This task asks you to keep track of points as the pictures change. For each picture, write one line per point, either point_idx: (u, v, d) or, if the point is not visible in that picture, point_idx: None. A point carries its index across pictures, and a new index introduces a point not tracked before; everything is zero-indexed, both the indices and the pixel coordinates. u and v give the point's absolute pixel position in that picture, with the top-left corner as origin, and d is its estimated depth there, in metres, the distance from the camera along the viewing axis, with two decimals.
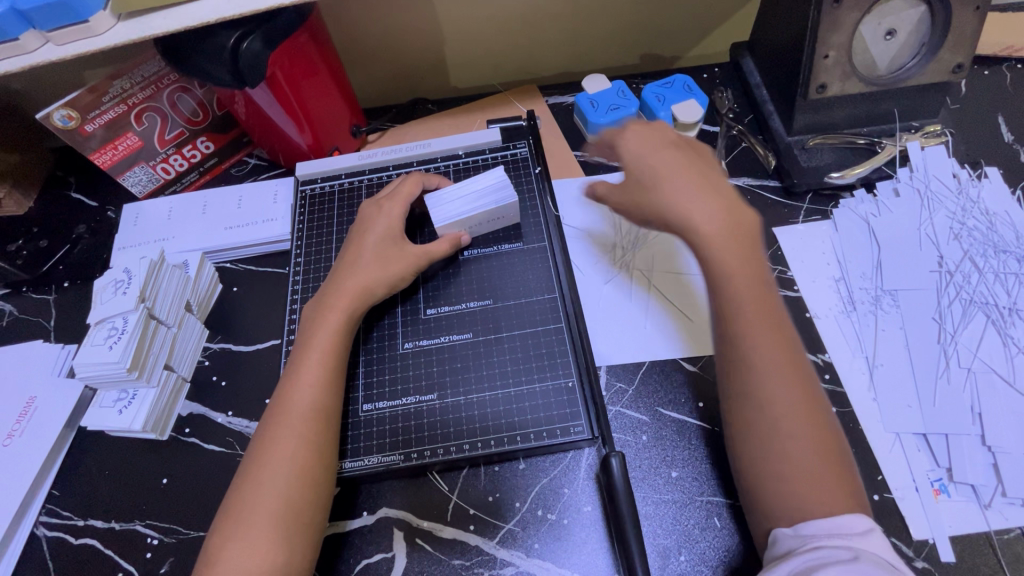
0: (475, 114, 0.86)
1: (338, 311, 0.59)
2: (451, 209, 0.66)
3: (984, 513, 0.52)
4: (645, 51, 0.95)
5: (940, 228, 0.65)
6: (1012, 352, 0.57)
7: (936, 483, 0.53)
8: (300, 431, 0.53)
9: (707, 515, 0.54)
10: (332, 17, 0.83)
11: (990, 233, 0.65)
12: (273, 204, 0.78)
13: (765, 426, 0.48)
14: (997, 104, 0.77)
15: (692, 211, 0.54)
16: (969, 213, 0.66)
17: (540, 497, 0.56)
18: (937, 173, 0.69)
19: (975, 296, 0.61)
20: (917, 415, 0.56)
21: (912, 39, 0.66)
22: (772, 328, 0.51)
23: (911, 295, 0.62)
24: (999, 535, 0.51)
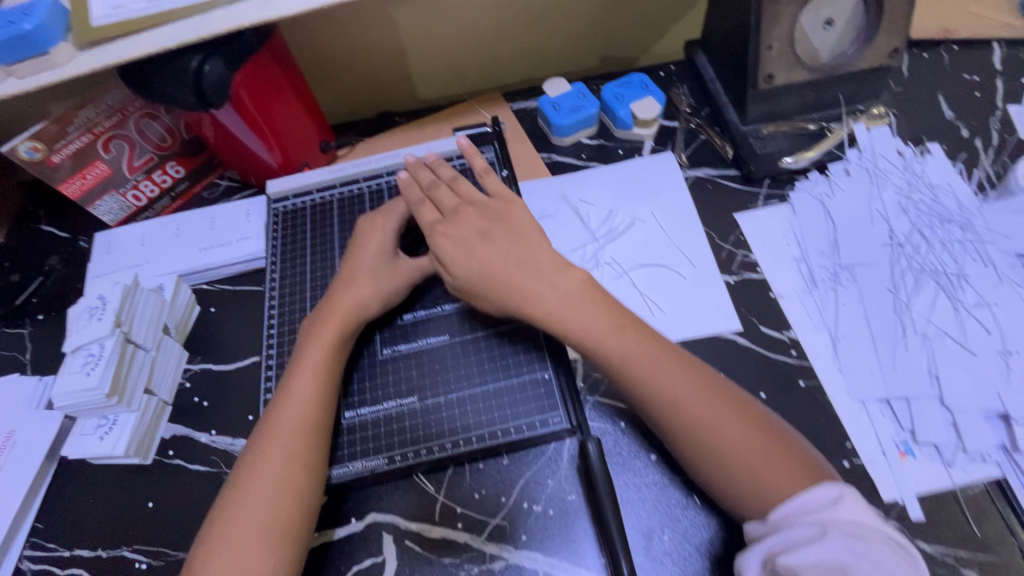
0: (442, 123, 0.88)
1: (331, 325, 0.60)
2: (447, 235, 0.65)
3: (948, 471, 0.54)
4: (604, 54, 0.98)
5: (889, 204, 0.68)
6: (963, 315, 0.60)
7: (902, 446, 0.56)
8: (288, 443, 0.53)
9: (687, 495, 0.55)
10: (295, 38, 0.85)
11: (936, 204, 0.68)
12: (246, 222, 0.78)
13: (711, 456, 0.50)
14: (936, 85, 0.81)
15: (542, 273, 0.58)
16: (915, 187, 0.69)
17: (525, 490, 0.57)
18: (883, 152, 0.72)
19: (926, 265, 0.63)
20: (878, 380, 0.58)
21: (850, 28, 0.70)
22: (679, 367, 0.54)
23: (866, 268, 0.65)
24: (963, 490, 0.53)
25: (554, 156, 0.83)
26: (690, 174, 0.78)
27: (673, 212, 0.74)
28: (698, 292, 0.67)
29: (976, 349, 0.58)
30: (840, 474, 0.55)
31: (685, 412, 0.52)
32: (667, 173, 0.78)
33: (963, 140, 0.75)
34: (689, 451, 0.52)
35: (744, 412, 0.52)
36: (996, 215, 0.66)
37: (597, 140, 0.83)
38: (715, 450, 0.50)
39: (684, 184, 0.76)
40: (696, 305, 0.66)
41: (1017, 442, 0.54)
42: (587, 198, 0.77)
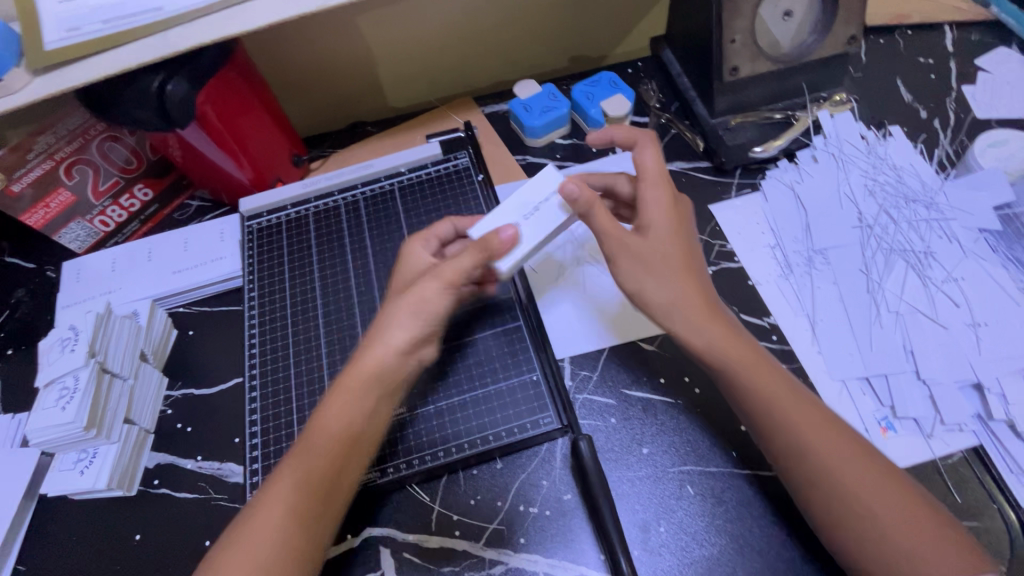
0: (414, 130, 0.87)
1: (361, 386, 0.53)
2: (515, 261, 0.57)
3: (929, 443, 0.56)
4: (572, 53, 1.00)
5: (856, 186, 0.70)
6: (932, 290, 0.62)
7: (883, 422, 0.57)
8: (296, 515, 0.48)
9: (678, 485, 0.56)
10: (258, 51, 0.83)
11: (900, 185, 0.70)
12: (220, 242, 0.77)
13: (847, 523, 0.47)
14: (894, 69, 0.84)
15: (649, 282, 0.56)
16: (879, 169, 0.71)
17: (521, 493, 0.57)
18: (847, 137, 0.74)
19: (894, 245, 0.65)
20: (856, 359, 0.60)
21: (808, 19, 0.72)
22: (834, 424, 0.50)
23: (839, 251, 0.66)
24: (943, 460, 0.55)
25: (528, 157, 0.83)
26: None
27: None
28: None
29: (947, 322, 0.60)
30: None
31: (840, 476, 0.48)
32: None
33: (922, 122, 0.78)
34: (825, 511, 0.48)
35: (903, 482, 0.48)
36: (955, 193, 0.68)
37: (570, 139, 0.84)
38: (870, 522, 0.46)
39: None
40: None
41: (992, 411, 0.56)
42: None
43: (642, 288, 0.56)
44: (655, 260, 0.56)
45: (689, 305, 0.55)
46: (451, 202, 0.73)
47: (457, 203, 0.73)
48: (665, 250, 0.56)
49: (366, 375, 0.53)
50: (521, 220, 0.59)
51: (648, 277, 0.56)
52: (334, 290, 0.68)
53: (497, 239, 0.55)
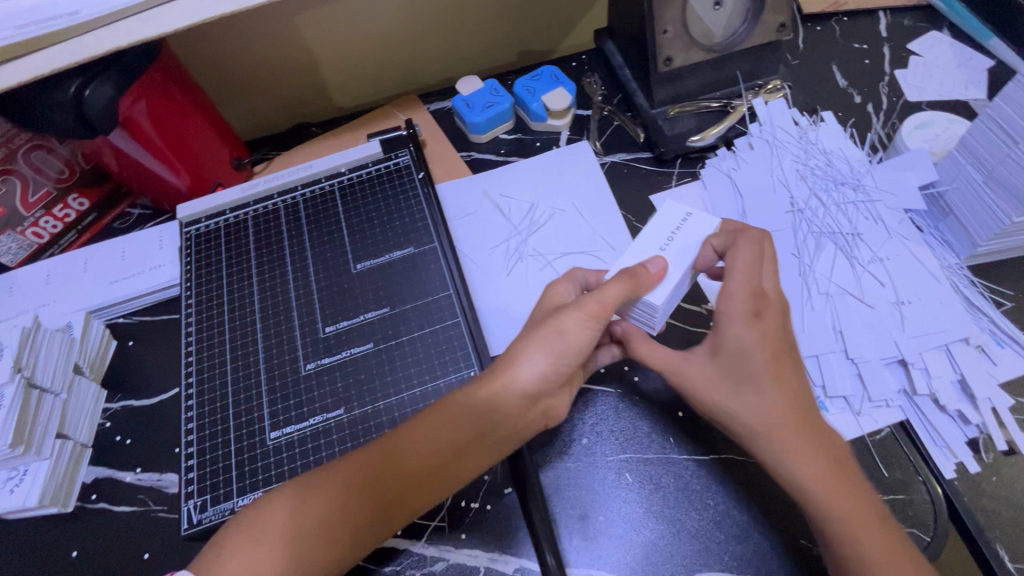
0: (358, 130, 0.86)
1: (451, 436, 0.51)
2: (659, 295, 0.54)
3: (857, 420, 0.57)
4: (518, 48, 1.00)
5: (789, 172, 0.72)
6: (861, 271, 0.63)
7: (815, 402, 0.58)
8: (340, 528, 0.49)
9: (617, 474, 0.57)
10: (192, 54, 0.82)
11: (831, 169, 0.71)
12: (159, 250, 0.76)
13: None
14: (831, 55, 0.85)
15: (744, 413, 0.49)
16: (810, 154, 0.73)
17: (463, 489, 0.57)
18: (781, 124, 0.75)
19: (824, 228, 0.67)
20: (788, 342, 0.61)
21: (738, 7, 0.72)
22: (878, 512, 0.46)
23: (773, 236, 0.67)
24: (871, 436, 0.56)
25: (473, 154, 0.83)
26: (606, 160, 0.79)
27: (592, 200, 0.76)
28: None
29: (873, 302, 0.61)
30: None
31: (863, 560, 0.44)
32: (584, 161, 0.79)
33: (856, 107, 0.79)
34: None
35: None
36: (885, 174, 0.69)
37: (515, 135, 0.84)
38: None
39: (601, 171, 0.78)
40: None
41: (915, 386, 0.57)
42: (508, 194, 0.78)
43: (728, 390, 0.50)
44: (755, 365, 0.50)
45: (790, 427, 0.48)
46: (391, 200, 0.73)
47: (397, 202, 0.72)
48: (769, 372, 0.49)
49: (452, 419, 0.51)
50: (663, 250, 0.57)
51: (749, 384, 0.50)
52: (272, 294, 0.67)
53: (646, 271, 0.54)
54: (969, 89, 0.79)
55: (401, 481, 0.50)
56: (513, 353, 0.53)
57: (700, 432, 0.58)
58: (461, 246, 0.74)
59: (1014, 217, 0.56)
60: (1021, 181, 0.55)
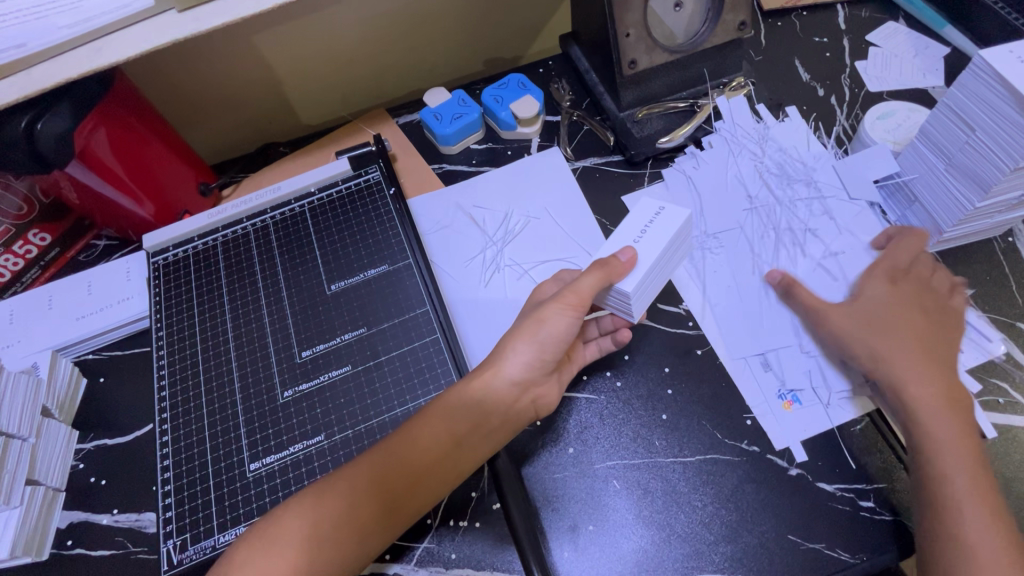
0: (327, 147, 0.85)
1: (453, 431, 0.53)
2: (635, 280, 0.55)
3: (827, 412, 0.57)
4: (485, 57, 0.99)
5: (747, 169, 0.73)
6: (811, 266, 0.65)
7: (787, 396, 0.59)
8: (355, 521, 0.49)
9: (605, 481, 0.57)
10: (149, 81, 0.80)
11: (791, 165, 0.73)
12: (126, 281, 0.74)
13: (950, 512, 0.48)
14: (793, 50, 0.86)
15: (878, 353, 0.56)
16: (766, 151, 0.74)
17: (451, 508, 0.57)
18: (741, 121, 0.76)
19: (778, 224, 0.69)
20: (752, 338, 0.62)
21: (698, 7, 0.73)
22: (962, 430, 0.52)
23: (730, 233, 0.69)
24: (842, 427, 0.57)
25: (444, 166, 0.83)
26: (577, 165, 0.79)
27: (565, 206, 0.75)
28: None
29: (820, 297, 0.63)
30: (743, 432, 0.58)
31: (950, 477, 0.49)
32: (555, 167, 0.79)
33: (819, 100, 0.81)
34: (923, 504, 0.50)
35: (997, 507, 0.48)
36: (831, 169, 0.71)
37: (486, 144, 0.84)
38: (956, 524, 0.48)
39: (572, 177, 0.78)
40: None
41: None
42: (480, 204, 0.77)
43: (862, 339, 0.57)
44: (890, 311, 0.58)
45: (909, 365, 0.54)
46: (362, 218, 0.72)
47: (368, 219, 0.72)
48: (896, 315, 0.57)
49: (454, 419, 0.54)
50: (638, 239, 0.59)
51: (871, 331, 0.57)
52: (246, 320, 0.66)
53: (618, 259, 0.55)
54: (926, 77, 0.81)
55: (407, 479, 0.51)
56: (502, 346, 0.57)
57: (684, 433, 0.58)
58: (437, 259, 0.73)
59: (977, 203, 0.57)
60: (981, 168, 0.56)
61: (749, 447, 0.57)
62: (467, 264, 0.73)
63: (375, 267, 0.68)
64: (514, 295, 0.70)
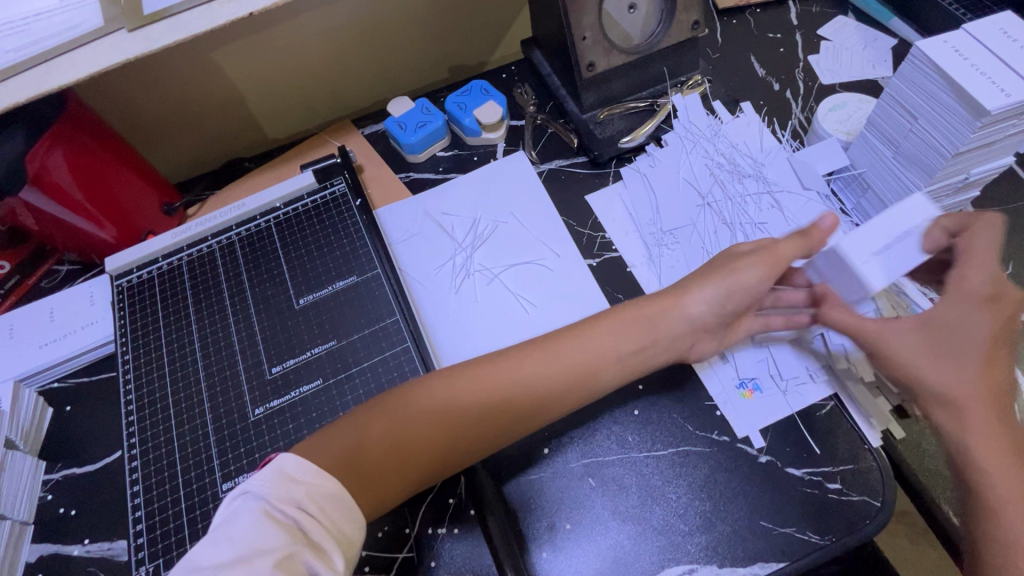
0: (292, 161, 0.85)
1: (525, 394, 0.56)
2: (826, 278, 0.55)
3: (787, 398, 0.59)
4: (449, 64, 1.00)
5: (700, 168, 0.74)
6: None
7: (749, 385, 0.60)
8: (413, 432, 0.53)
9: (580, 478, 0.57)
10: (104, 104, 0.79)
11: (746, 159, 0.74)
12: (90, 306, 0.72)
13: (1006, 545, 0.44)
14: (748, 46, 0.89)
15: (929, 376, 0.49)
16: (718, 150, 0.75)
17: (429, 516, 0.57)
18: (694, 119, 0.77)
19: (733, 218, 0.70)
20: None
21: (652, 8, 0.75)
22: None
23: (686, 229, 0.70)
24: (802, 412, 0.58)
25: (412, 174, 0.83)
26: (543, 168, 0.80)
27: (531, 209, 0.76)
28: (567, 281, 0.70)
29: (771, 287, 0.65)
30: (713, 422, 0.59)
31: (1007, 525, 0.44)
32: (521, 171, 0.79)
33: (775, 94, 0.83)
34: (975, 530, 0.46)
35: None
36: (783, 162, 0.73)
37: (452, 151, 0.84)
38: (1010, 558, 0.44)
39: (539, 180, 0.78)
40: (561, 293, 0.70)
41: None
42: (448, 211, 0.78)
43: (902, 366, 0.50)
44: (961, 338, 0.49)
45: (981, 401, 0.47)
46: (328, 229, 0.71)
47: (334, 231, 0.71)
48: (970, 340, 0.49)
49: (522, 388, 0.56)
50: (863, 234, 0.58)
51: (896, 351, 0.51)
52: (213, 339, 0.65)
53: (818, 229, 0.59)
54: (877, 68, 0.84)
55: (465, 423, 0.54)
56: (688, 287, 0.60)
57: (656, 427, 0.59)
58: (407, 268, 0.74)
59: (925, 187, 0.59)
60: (925, 155, 0.58)
61: (720, 437, 0.58)
62: (435, 273, 0.73)
63: (344, 278, 0.68)
64: (485, 300, 0.70)
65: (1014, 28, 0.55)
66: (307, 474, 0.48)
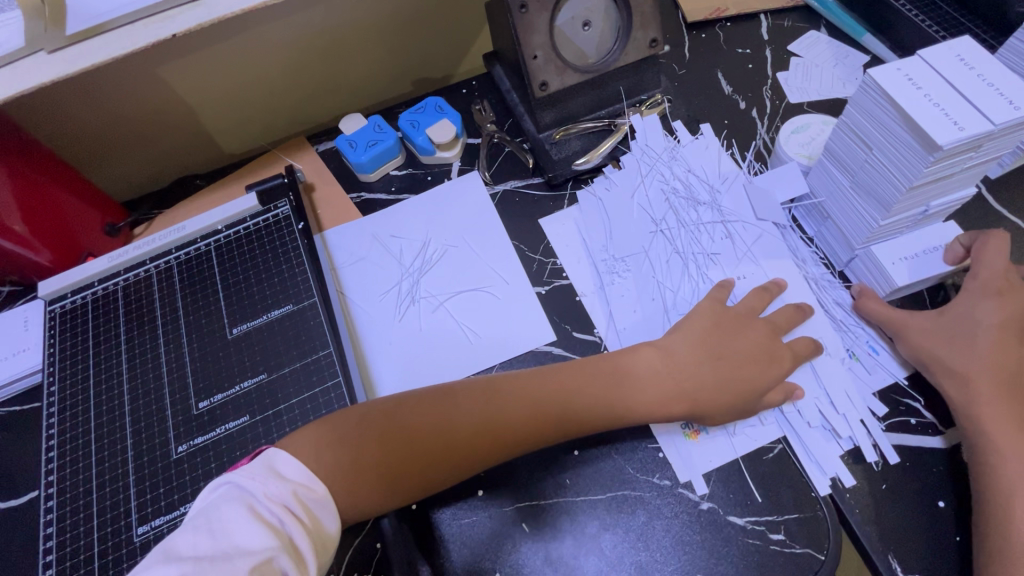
0: (241, 180, 0.82)
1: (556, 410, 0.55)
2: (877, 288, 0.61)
3: (732, 441, 0.56)
4: (411, 77, 0.97)
5: (655, 193, 0.71)
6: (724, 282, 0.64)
7: (695, 426, 0.57)
8: (450, 431, 0.53)
9: (513, 524, 0.55)
10: (44, 122, 0.76)
11: (703, 183, 0.71)
12: (22, 331, 0.70)
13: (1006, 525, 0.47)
14: (715, 62, 0.86)
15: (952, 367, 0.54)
16: (675, 174, 0.72)
17: (356, 564, 0.54)
18: (652, 139, 0.75)
19: (686, 246, 0.67)
20: None
21: (608, 26, 0.72)
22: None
23: (639, 257, 0.68)
24: (747, 457, 0.56)
25: (363, 194, 0.80)
26: (497, 189, 0.77)
27: (482, 233, 0.74)
28: (516, 309, 0.68)
29: None
30: (654, 465, 0.56)
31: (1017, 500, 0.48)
32: (473, 193, 0.77)
33: (740, 113, 0.80)
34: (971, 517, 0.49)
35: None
36: (740, 188, 0.70)
37: (406, 170, 0.81)
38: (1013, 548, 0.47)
39: (491, 203, 0.76)
40: (509, 322, 0.67)
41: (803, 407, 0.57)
42: (397, 233, 0.75)
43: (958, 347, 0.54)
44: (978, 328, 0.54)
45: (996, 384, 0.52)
46: (268, 254, 0.69)
47: (274, 257, 0.69)
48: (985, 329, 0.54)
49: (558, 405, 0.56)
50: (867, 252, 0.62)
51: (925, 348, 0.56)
52: (142, 370, 0.63)
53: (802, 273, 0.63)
54: (846, 86, 0.81)
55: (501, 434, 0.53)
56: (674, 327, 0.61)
57: (596, 470, 0.56)
58: (352, 294, 0.71)
59: (881, 221, 0.56)
60: (882, 187, 0.55)
61: (661, 481, 0.55)
62: (378, 300, 0.70)
63: (280, 307, 0.65)
64: (430, 329, 0.68)
65: (972, 56, 0.52)
66: (298, 474, 0.48)
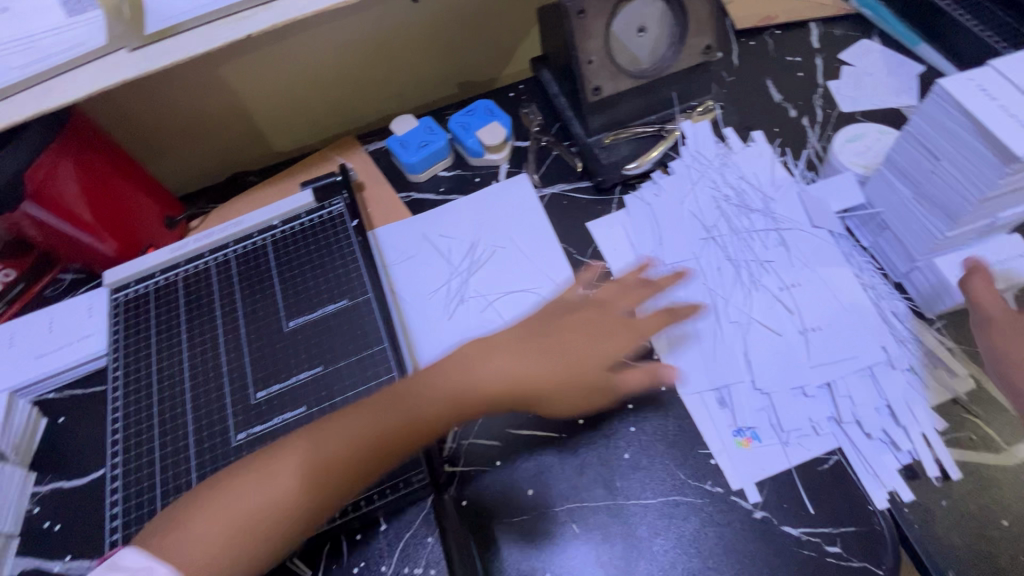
0: (294, 177, 0.85)
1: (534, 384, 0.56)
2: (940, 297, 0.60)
3: (786, 450, 0.56)
4: (458, 80, 0.99)
5: (706, 199, 0.71)
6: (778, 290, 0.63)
7: (748, 433, 0.57)
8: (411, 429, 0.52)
9: (563, 524, 0.55)
10: (114, 117, 0.80)
11: (756, 191, 0.71)
12: (87, 318, 0.73)
13: None
14: (765, 70, 0.85)
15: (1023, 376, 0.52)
16: (726, 181, 0.72)
17: (405, 556, 0.53)
18: (702, 146, 0.75)
19: (737, 253, 0.67)
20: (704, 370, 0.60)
21: (663, 33, 0.72)
22: None
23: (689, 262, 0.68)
24: (800, 467, 0.55)
25: (413, 194, 0.82)
26: (545, 192, 0.78)
27: (530, 234, 0.74)
28: None
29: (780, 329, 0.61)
30: (705, 471, 0.56)
31: None
32: (522, 195, 0.78)
33: (792, 122, 0.79)
34: None
35: None
36: (793, 196, 0.69)
37: (454, 171, 0.83)
38: None
39: (539, 205, 0.76)
40: None
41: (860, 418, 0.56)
42: (446, 233, 0.76)
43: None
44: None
45: None
46: (324, 249, 0.71)
47: (329, 252, 0.71)
48: None
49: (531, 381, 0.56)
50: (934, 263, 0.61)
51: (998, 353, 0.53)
52: (201, 359, 0.65)
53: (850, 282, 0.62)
54: (901, 96, 0.80)
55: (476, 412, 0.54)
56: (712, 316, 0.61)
57: (648, 473, 0.56)
58: (401, 291, 0.72)
59: (946, 232, 0.56)
60: (948, 198, 0.54)
61: (713, 488, 0.55)
62: (427, 298, 0.71)
63: (335, 301, 0.67)
64: (478, 329, 0.68)
65: None
66: None
